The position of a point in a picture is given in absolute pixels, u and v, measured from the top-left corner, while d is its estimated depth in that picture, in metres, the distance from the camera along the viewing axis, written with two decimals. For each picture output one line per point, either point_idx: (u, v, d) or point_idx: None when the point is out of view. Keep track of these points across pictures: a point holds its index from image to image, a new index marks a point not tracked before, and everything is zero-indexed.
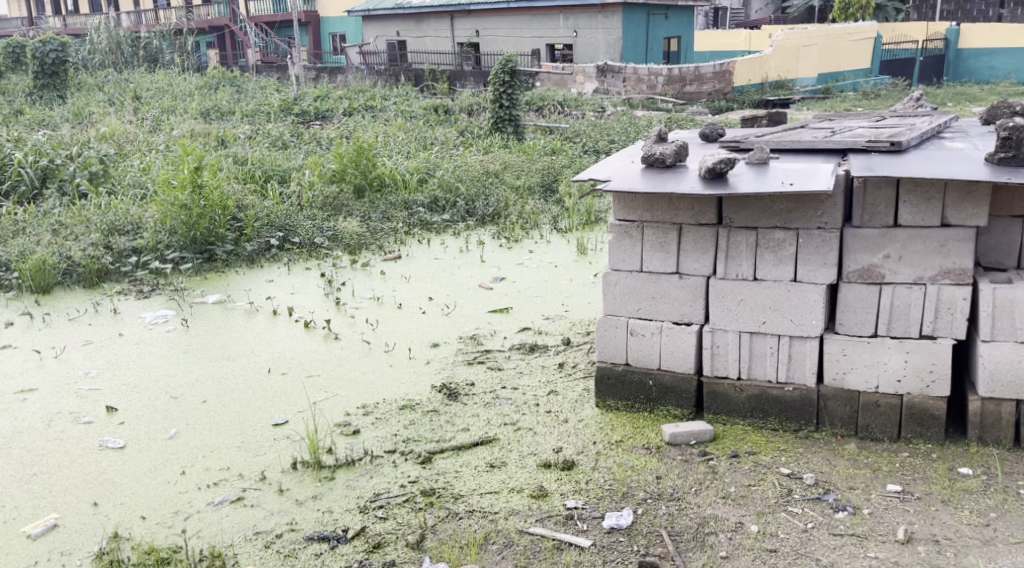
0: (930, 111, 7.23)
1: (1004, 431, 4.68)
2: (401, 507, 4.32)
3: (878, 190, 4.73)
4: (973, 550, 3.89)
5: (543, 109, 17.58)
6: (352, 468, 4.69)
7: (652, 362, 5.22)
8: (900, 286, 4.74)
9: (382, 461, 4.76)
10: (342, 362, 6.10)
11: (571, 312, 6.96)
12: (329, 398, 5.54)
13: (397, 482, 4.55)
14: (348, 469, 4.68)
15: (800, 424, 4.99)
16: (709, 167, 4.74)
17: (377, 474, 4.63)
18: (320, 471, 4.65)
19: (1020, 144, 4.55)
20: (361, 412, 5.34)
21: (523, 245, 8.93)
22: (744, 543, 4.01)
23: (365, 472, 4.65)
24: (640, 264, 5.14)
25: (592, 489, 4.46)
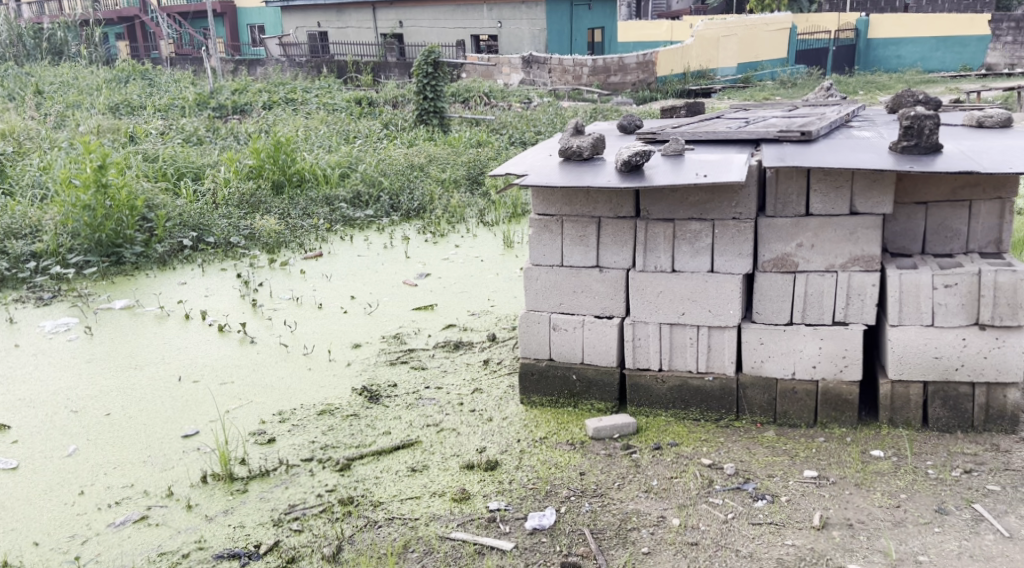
0: (841, 101, 7.38)
1: (913, 412, 4.78)
2: (317, 518, 4.23)
3: (789, 179, 4.79)
4: (885, 532, 3.96)
5: (469, 101, 17.47)
6: (267, 479, 4.58)
7: (575, 356, 5.20)
8: (813, 274, 4.81)
9: (298, 471, 4.65)
10: (258, 367, 5.95)
11: (497, 307, 6.92)
12: (243, 406, 5.40)
13: (313, 492, 4.46)
14: (261, 480, 4.57)
15: (721, 413, 5.03)
16: (624, 160, 4.74)
17: (292, 484, 4.52)
18: (233, 484, 4.53)
19: (922, 132, 4.66)
20: (276, 419, 5.21)
21: (449, 240, 8.85)
22: (665, 538, 4.02)
23: (280, 482, 4.55)
24: (561, 258, 5.12)
25: (515, 489, 4.43)
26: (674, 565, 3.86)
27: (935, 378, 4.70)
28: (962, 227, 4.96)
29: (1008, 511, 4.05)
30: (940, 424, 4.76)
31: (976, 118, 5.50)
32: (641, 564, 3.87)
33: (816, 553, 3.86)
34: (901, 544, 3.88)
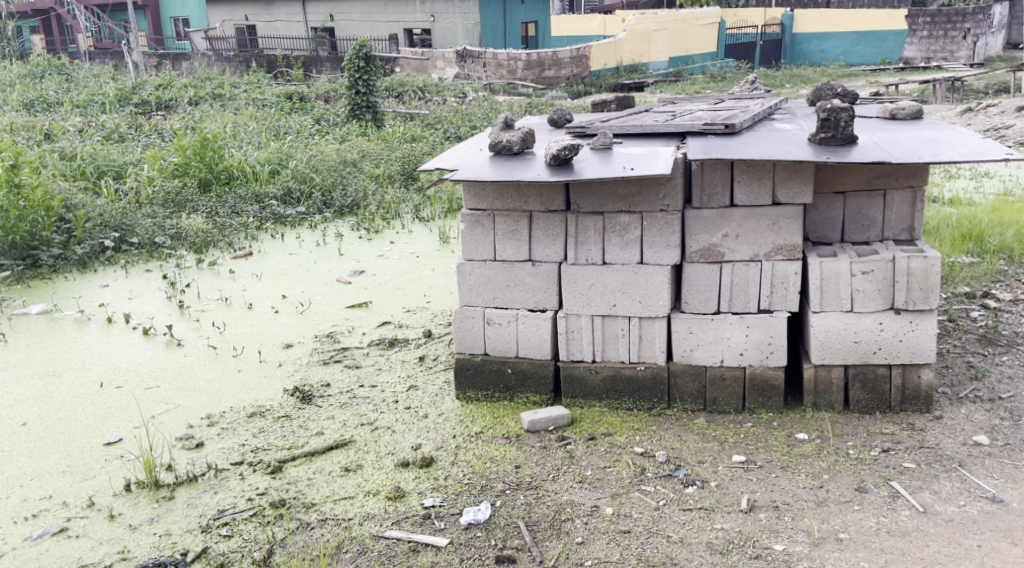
0: (765, 94, 7.54)
1: (835, 395, 4.93)
2: (248, 522, 4.20)
3: (714, 170, 4.89)
4: (809, 512, 4.08)
5: (403, 95, 17.32)
6: (195, 484, 4.53)
7: (509, 350, 5.24)
8: (738, 263, 4.93)
9: (228, 475, 4.61)
10: (185, 370, 5.87)
11: (433, 303, 6.93)
12: (170, 411, 5.33)
13: (244, 496, 4.43)
14: (189, 486, 4.52)
15: (652, 402, 5.12)
16: (553, 154, 4.78)
17: (221, 489, 4.49)
18: (158, 491, 4.47)
19: (838, 124, 4.81)
20: (204, 423, 5.15)
21: (384, 236, 8.81)
22: (599, 527, 4.08)
23: (209, 487, 4.50)
24: (493, 253, 5.15)
25: (450, 485, 4.45)
26: (607, 553, 3.91)
27: (855, 362, 4.85)
28: (878, 216, 5.13)
29: (924, 486, 4.21)
30: (861, 406, 4.92)
31: (890, 111, 5.68)
32: (574, 553, 3.92)
33: (743, 536, 3.96)
34: (823, 523, 4.01)
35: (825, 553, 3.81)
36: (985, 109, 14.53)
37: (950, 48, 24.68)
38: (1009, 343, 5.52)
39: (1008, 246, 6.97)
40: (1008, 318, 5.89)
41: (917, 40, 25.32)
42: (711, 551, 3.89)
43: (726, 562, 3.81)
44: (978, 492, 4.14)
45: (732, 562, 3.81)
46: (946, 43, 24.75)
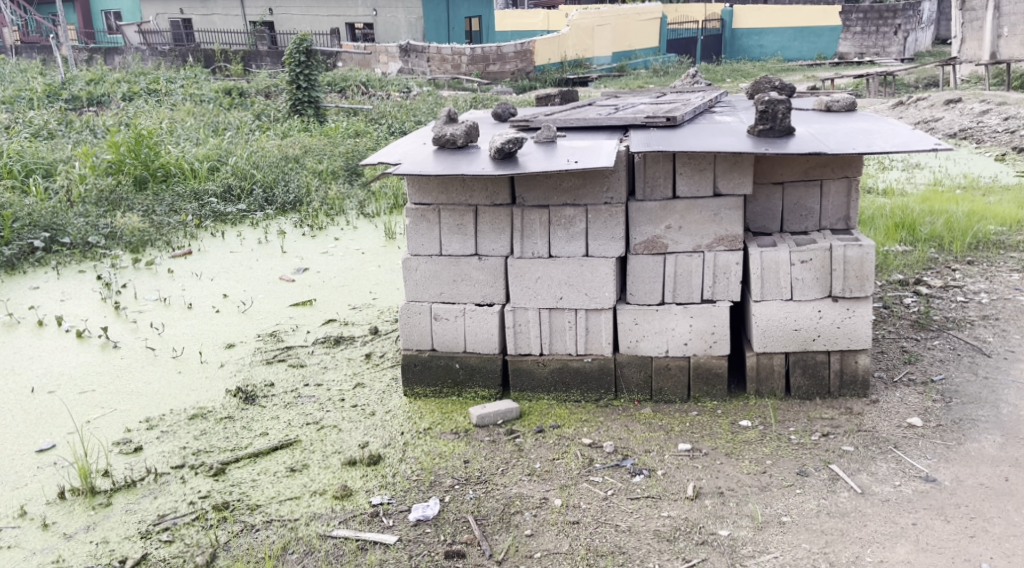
0: (706, 87, 7.64)
1: (777, 382, 5.03)
2: (190, 527, 4.15)
3: (657, 163, 4.94)
4: (752, 497, 4.16)
5: (346, 90, 17.18)
6: (133, 490, 4.46)
7: (457, 345, 5.24)
8: (681, 254, 4.99)
9: (169, 479, 4.55)
10: (122, 373, 5.77)
11: (379, 300, 6.90)
12: (106, 415, 5.24)
13: (185, 499, 4.37)
14: (127, 491, 4.45)
15: (600, 393, 5.17)
16: (497, 148, 4.78)
17: (162, 494, 4.43)
18: (94, 498, 4.39)
19: (776, 116, 4.90)
20: (143, 427, 5.07)
21: (328, 233, 8.75)
22: (548, 519, 4.11)
23: (148, 492, 4.44)
24: (439, 247, 5.14)
25: (398, 482, 4.44)
26: (556, 544, 3.94)
27: (796, 349, 4.96)
28: (815, 206, 5.24)
29: (862, 468, 4.32)
30: (801, 392, 5.02)
31: (824, 103, 5.80)
32: (523, 546, 3.94)
33: (689, 523, 4.02)
34: (767, 507, 4.09)
35: (768, 537, 3.89)
36: (916, 101, 14.90)
37: (882, 44, 24.92)
38: (941, 328, 5.69)
39: (939, 233, 7.17)
40: (940, 303, 6.06)
41: (850, 35, 25.61)
42: (659, 538, 3.93)
43: (673, 549, 3.86)
44: (913, 472, 4.26)
45: (679, 548, 3.86)
46: (878, 39, 25.01)
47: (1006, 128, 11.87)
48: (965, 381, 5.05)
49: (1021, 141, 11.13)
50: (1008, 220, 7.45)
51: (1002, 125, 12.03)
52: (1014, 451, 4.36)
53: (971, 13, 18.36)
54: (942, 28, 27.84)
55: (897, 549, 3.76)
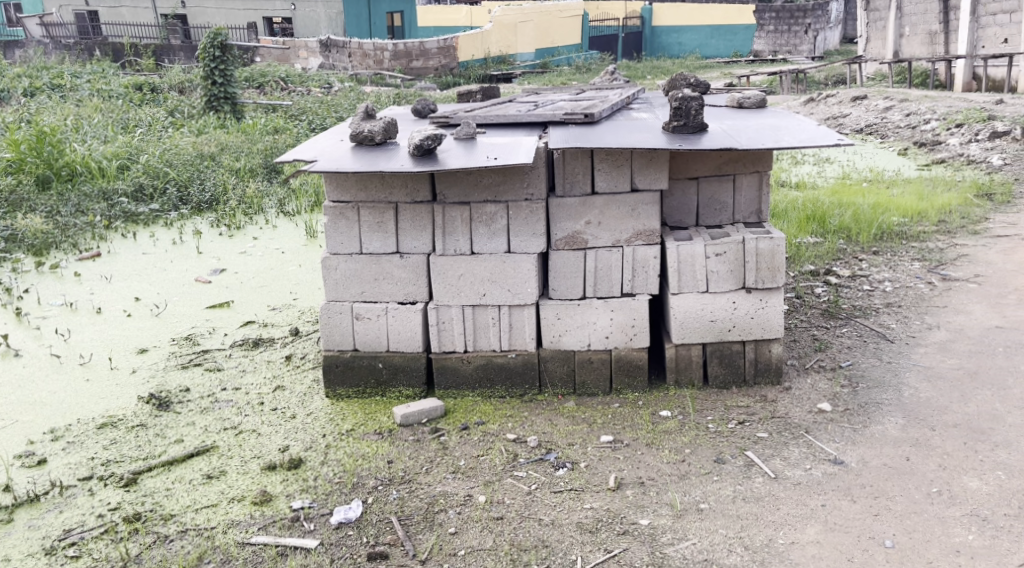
0: (625, 83, 7.74)
1: (695, 372, 5.15)
2: (98, 541, 4.07)
3: (576, 159, 5.01)
4: (672, 486, 4.26)
5: (264, 85, 16.89)
6: (37, 505, 4.35)
7: (379, 344, 5.22)
8: (601, 250, 5.07)
9: (76, 492, 4.45)
10: (25, 382, 5.60)
11: (299, 301, 6.82)
12: (7, 427, 5.09)
13: (93, 512, 4.28)
14: (30, 506, 4.34)
15: (524, 388, 5.21)
16: (416, 144, 4.78)
17: (68, 507, 4.32)
18: None
19: (689, 113, 5.01)
20: (48, 438, 4.94)
21: (246, 232, 8.62)
22: (472, 516, 4.14)
23: (53, 507, 4.33)
24: (360, 245, 5.11)
25: (320, 485, 4.42)
26: (480, 541, 3.97)
27: (712, 339, 5.08)
28: (728, 200, 5.38)
29: (776, 454, 4.46)
30: (719, 381, 5.15)
31: (737, 100, 5.96)
32: (447, 544, 3.96)
33: (611, 513, 4.09)
34: (685, 495, 4.19)
35: (687, 524, 3.99)
36: (825, 98, 15.36)
37: (794, 42, 25.69)
38: (849, 316, 5.90)
39: (847, 225, 7.41)
40: (848, 292, 6.28)
41: (765, 34, 26.46)
42: (582, 530, 3.99)
43: (595, 540, 3.92)
44: (822, 456, 4.42)
45: (601, 539, 3.92)
46: (789, 38, 25.78)
47: (909, 123, 12.32)
48: (870, 366, 5.25)
49: (922, 135, 11.57)
50: (910, 211, 7.75)
51: (905, 120, 12.49)
52: (916, 431, 4.56)
53: (875, 13, 19.10)
54: (848, 27, 28.74)
55: (807, 529, 3.89)
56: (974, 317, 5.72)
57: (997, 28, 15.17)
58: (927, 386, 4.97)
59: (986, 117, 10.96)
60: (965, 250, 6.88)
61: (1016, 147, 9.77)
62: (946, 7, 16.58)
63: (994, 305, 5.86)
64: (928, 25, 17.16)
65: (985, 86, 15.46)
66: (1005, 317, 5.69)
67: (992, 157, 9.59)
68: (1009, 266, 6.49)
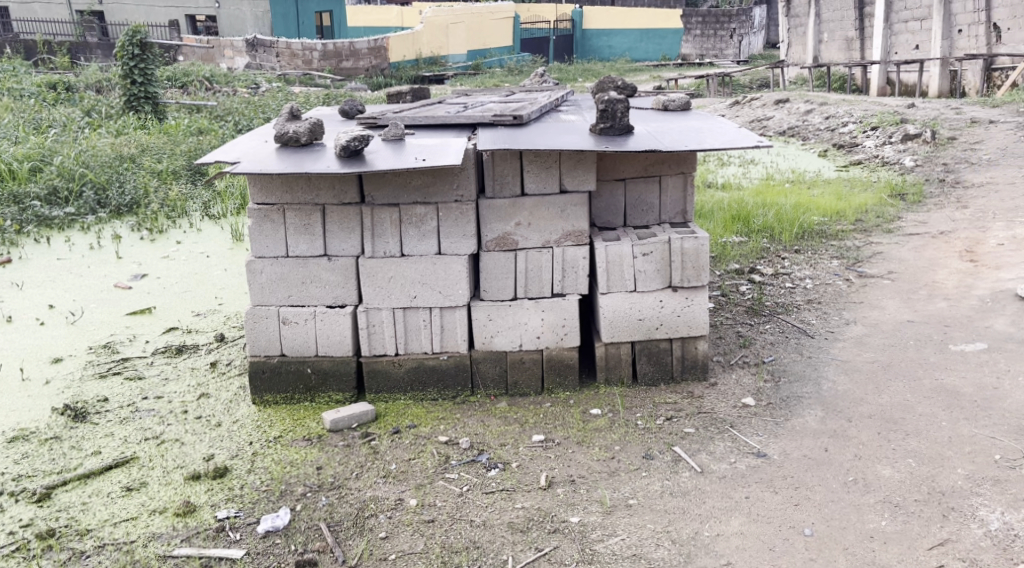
0: (553, 86, 7.82)
1: (624, 370, 5.23)
2: (9, 559, 3.96)
3: (505, 161, 5.04)
4: (602, 483, 4.32)
5: (187, 85, 16.54)
6: None
7: (308, 349, 5.17)
8: (531, 251, 5.11)
9: None
10: None
11: (224, 306, 6.72)
12: None
13: (4, 530, 4.16)
14: None
15: (456, 390, 5.22)
16: (343, 145, 4.75)
17: None
18: None
19: (615, 115, 5.08)
20: None
21: (169, 236, 8.45)
22: (403, 519, 4.13)
23: None
24: (286, 248, 5.06)
25: (246, 494, 4.36)
26: (411, 545, 3.97)
27: (641, 338, 5.16)
28: (654, 201, 5.47)
29: (702, 448, 4.55)
30: (647, 379, 5.24)
31: (662, 103, 6.07)
32: (377, 549, 3.95)
33: (542, 512, 4.13)
34: (615, 492, 4.25)
35: (616, 520, 4.05)
36: (750, 100, 15.72)
37: (719, 46, 26.34)
38: (772, 313, 6.05)
39: (770, 224, 7.60)
40: (771, 290, 6.44)
41: (691, 38, 26.92)
42: (513, 530, 4.02)
43: (526, 539, 3.96)
44: (746, 449, 4.53)
45: (532, 538, 3.96)
46: (715, 42, 26.42)
47: (828, 126, 12.66)
48: (792, 361, 5.40)
49: (840, 137, 11.93)
50: (829, 211, 7.98)
51: (825, 123, 12.84)
52: (833, 423, 4.70)
53: (795, 19, 19.66)
54: (772, 32, 29.45)
55: (731, 521, 3.99)
56: (888, 312, 5.93)
57: (908, 34, 15.76)
58: (844, 379, 5.14)
59: (899, 119, 11.36)
60: (880, 248, 7.11)
61: (927, 148, 10.15)
62: (861, 15, 17.13)
63: (906, 301, 6.08)
64: (845, 31, 17.71)
65: (899, 91, 16.01)
66: (917, 311, 5.90)
67: (904, 158, 9.94)
68: (921, 262, 6.73)
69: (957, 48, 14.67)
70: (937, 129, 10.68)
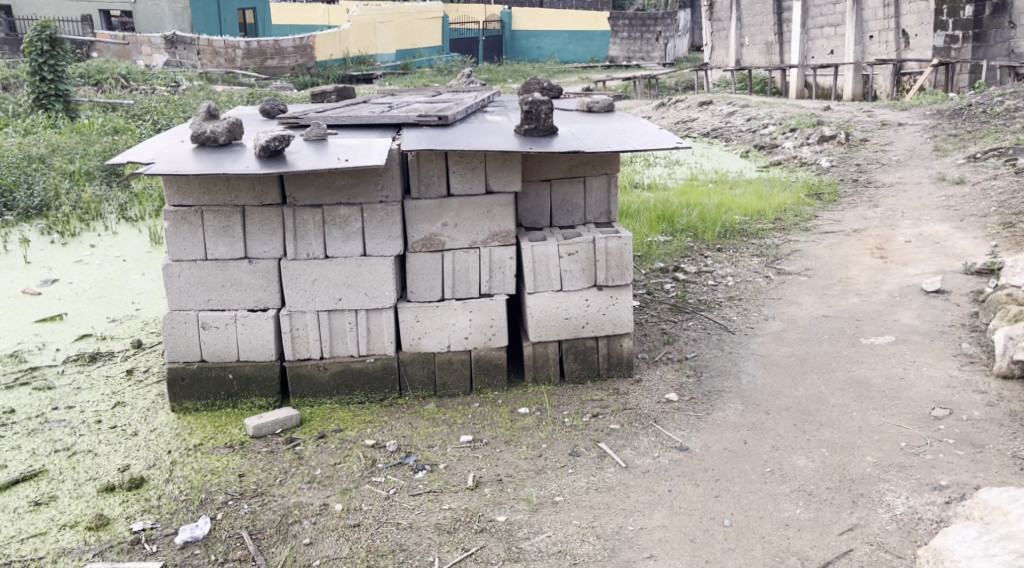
0: (480, 87, 7.84)
1: (552, 368, 5.25)
2: None
3: (430, 161, 5.03)
4: (529, 481, 4.34)
5: (102, 83, 16.07)
6: None
7: (230, 354, 5.08)
8: (458, 251, 5.10)
9: None
10: None
11: (141, 311, 6.56)
12: None
13: None
14: None
15: (384, 392, 5.19)
16: (263, 146, 4.67)
17: None
18: None
19: (540, 116, 5.11)
20: None
21: (82, 239, 8.21)
22: (328, 525, 4.08)
23: None
24: (204, 251, 4.96)
25: (164, 504, 4.26)
26: (335, 550, 3.92)
27: (567, 336, 5.20)
28: (579, 201, 5.52)
29: (626, 444, 4.61)
30: (574, 377, 5.28)
31: (586, 104, 6.13)
32: (301, 555, 3.90)
33: (469, 512, 4.12)
34: (541, 489, 4.27)
35: (542, 517, 4.06)
36: (675, 102, 15.95)
37: (646, 49, 26.76)
38: (694, 310, 6.16)
39: (694, 224, 7.74)
40: (695, 287, 6.56)
41: (619, 40, 27.29)
42: (439, 531, 4.01)
43: (452, 540, 3.95)
44: (669, 444, 4.59)
45: (458, 539, 3.95)
46: (641, 45, 26.80)
47: (750, 127, 12.93)
48: (714, 356, 5.50)
49: (761, 138, 12.18)
50: (750, 210, 8.14)
51: (746, 124, 13.11)
52: (752, 416, 4.80)
53: (718, 23, 20.03)
54: (696, 36, 29.97)
55: (654, 515, 4.04)
56: (804, 308, 6.08)
57: (824, 39, 16.20)
58: (763, 373, 5.25)
59: (816, 122, 11.66)
60: (798, 246, 7.29)
61: (841, 149, 10.45)
62: (780, 20, 17.53)
63: (822, 296, 6.25)
64: (765, 35, 18.12)
65: (815, 94, 16.41)
66: (831, 306, 6.07)
67: (821, 159, 10.21)
68: (835, 259, 6.92)
69: (869, 53, 15.15)
70: (851, 131, 11.01)
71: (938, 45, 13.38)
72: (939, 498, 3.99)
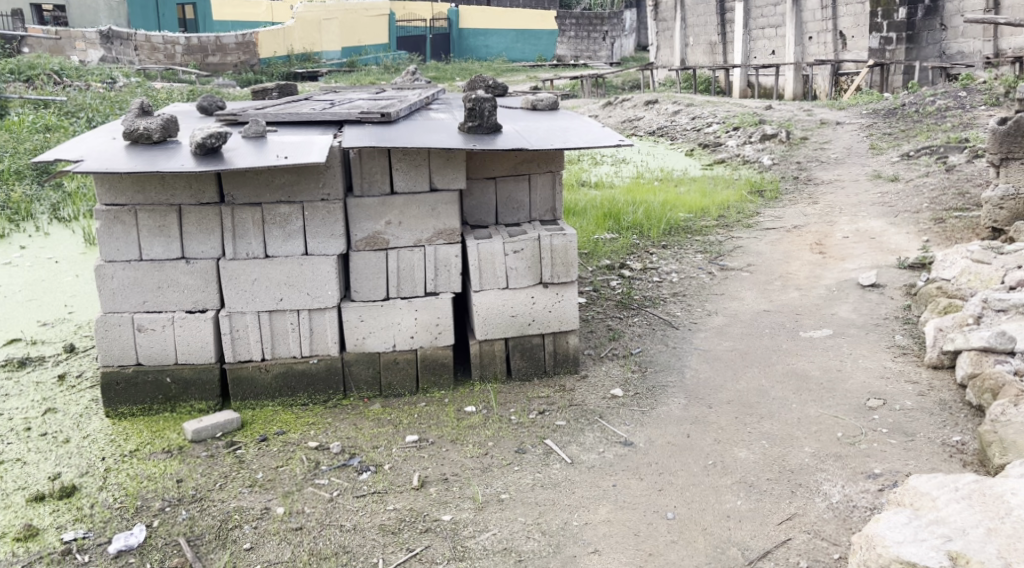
0: (423, 84, 7.78)
1: (499, 366, 5.23)
2: None
3: (372, 159, 4.96)
4: (474, 479, 4.31)
5: (34, 79, 15.59)
6: None
7: (167, 357, 4.96)
8: (402, 250, 5.05)
9: None
10: None
11: (75, 314, 6.38)
12: None
13: None
14: None
15: (328, 393, 5.11)
16: (199, 143, 4.57)
17: None
18: None
19: (483, 114, 5.07)
20: None
21: (13, 241, 7.98)
22: (269, 529, 4.01)
23: None
24: (139, 252, 4.84)
25: (97, 513, 4.14)
26: (277, 554, 3.85)
27: (514, 334, 5.18)
28: (524, 199, 5.50)
29: (572, 440, 4.60)
30: (521, 374, 5.26)
31: (530, 102, 6.12)
32: (242, 560, 3.83)
33: (413, 512, 4.08)
34: (487, 487, 4.24)
35: (488, 516, 4.03)
36: (621, 102, 16.03)
37: (593, 48, 27.09)
38: (639, 306, 6.18)
39: (639, 222, 7.77)
40: (640, 284, 6.58)
41: (567, 39, 27.67)
42: (383, 532, 3.96)
43: (397, 541, 3.90)
44: (614, 439, 4.60)
45: (403, 539, 3.91)
46: (589, 44, 27.14)
47: (694, 126, 13.05)
48: (658, 351, 5.53)
49: (704, 137, 12.30)
50: (694, 208, 8.21)
51: (691, 123, 13.23)
52: (695, 410, 4.83)
53: (662, 23, 20.21)
54: (642, 35, 30.23)
55: (599, 510, 4.04)
56: (746, 302, 6.14)
57: (766, 40, 16.43)
58: (706, 367, 5.30)
59: (757, 121, 11.82)
60: (740, 242, 7.37)
61: (782, 148, 10.59)
62: (722, 20, 17.74)
63: (763, 291, 6.32)
64: (708, 35, 18.32)
65: (757, 93, 16.63)
66: (773, 300, 6.14)
67: (763, 157, 10.33)
68: (776, 254, 7.00)
69: (808, 54, 15.41)
70: (792, 130, 11.17)
71: (874, 46, 13.62)
72: (874, 486, 4.05)
